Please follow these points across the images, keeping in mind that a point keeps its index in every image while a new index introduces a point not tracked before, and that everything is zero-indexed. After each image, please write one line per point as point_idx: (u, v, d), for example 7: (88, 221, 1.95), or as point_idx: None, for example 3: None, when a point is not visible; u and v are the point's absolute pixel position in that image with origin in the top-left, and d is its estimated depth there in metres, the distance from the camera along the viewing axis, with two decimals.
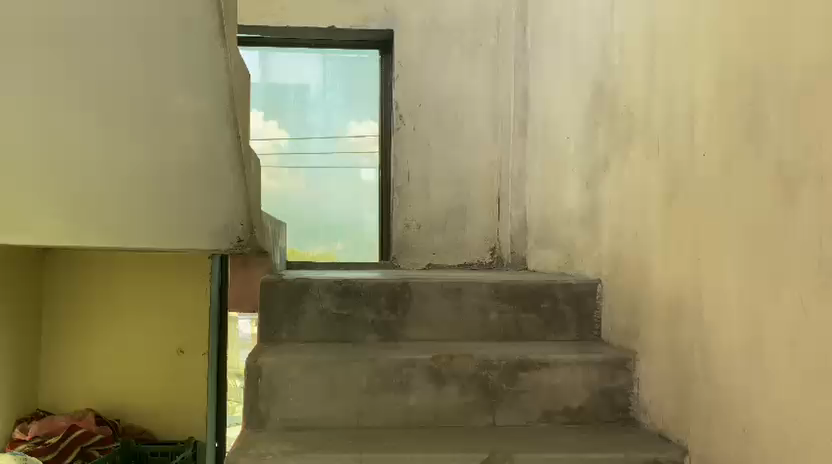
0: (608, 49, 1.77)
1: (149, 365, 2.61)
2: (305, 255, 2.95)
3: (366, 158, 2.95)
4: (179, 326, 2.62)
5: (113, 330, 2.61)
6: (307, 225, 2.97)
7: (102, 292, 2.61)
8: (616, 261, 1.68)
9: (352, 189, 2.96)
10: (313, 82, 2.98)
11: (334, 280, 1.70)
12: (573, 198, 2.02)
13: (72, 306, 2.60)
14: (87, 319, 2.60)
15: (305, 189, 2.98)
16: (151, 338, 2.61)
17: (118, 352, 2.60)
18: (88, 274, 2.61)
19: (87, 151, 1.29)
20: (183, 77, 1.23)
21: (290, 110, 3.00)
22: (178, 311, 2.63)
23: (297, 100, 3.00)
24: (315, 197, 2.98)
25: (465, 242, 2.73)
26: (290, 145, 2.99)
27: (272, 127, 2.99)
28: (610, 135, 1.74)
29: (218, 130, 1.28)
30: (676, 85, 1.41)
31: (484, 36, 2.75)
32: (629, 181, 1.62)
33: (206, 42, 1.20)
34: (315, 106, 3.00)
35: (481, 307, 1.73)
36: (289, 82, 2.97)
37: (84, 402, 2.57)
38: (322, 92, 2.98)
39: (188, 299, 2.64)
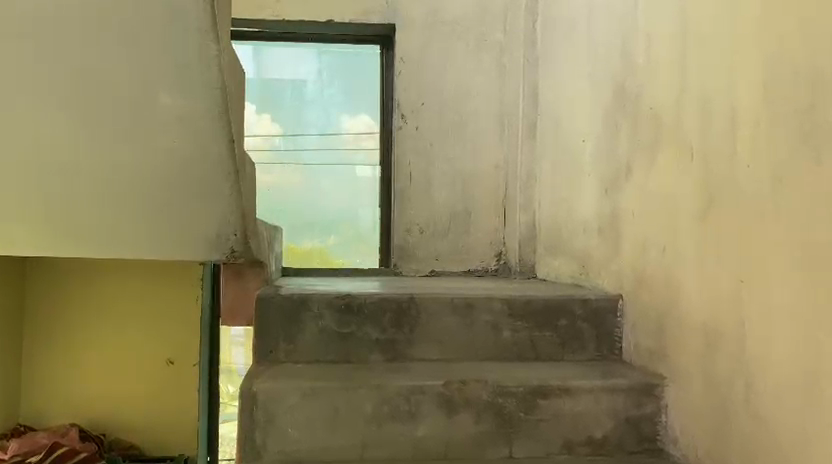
0: (630, 46, 1.64)
1: (137, 377, 2.47)
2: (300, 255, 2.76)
3: (362, 153, 2.79)
4: (168, 336, 2.49)
5: (97, 342, 2.47)
6: (302, 222, 2.77)
7: (86, 302, 2.48)
8: (640, 277, 1.56)
9: (348, 188, 2.77)
10: (309, 78, 2.79)
11: (336, 295, 1.58)
12: (589, 205, 1.90)
13: (55, 318, 2.47)
14: (70, 331, 2.46)
15: (298, 187, 2.78)
16: (138, 349, 2.48)
17: (105, 362, 2.46)
18: (71, 281, 2.48)
19: (75, 156, 1.31)
20: (174, 77, 1.23)
21: (283, 106, 2.81)
22: (167, 319, 2.50)
23: (293, 96, 2.80)
24: (309, 196, 2.78)
25: (470, 247, 2.60)
26: (283, 142, 2.79)
27: (265, 121, 2.79)
28: (633, 139, 1.62)
29: (210, 130, 1.29)
30: (714, 88, 1.28)
31: (490, 31, 2.62)
32: (655, 190, 1.50)
33: (197, 38, 1.20)
34: (314, 103, 2.80)
35: (494, 325, 1.60)
36: (284, 77, 2.79)
37: (67, 416, 2.44)
38: (320, 88, 2.79)
39: (177, 307, 2.50)
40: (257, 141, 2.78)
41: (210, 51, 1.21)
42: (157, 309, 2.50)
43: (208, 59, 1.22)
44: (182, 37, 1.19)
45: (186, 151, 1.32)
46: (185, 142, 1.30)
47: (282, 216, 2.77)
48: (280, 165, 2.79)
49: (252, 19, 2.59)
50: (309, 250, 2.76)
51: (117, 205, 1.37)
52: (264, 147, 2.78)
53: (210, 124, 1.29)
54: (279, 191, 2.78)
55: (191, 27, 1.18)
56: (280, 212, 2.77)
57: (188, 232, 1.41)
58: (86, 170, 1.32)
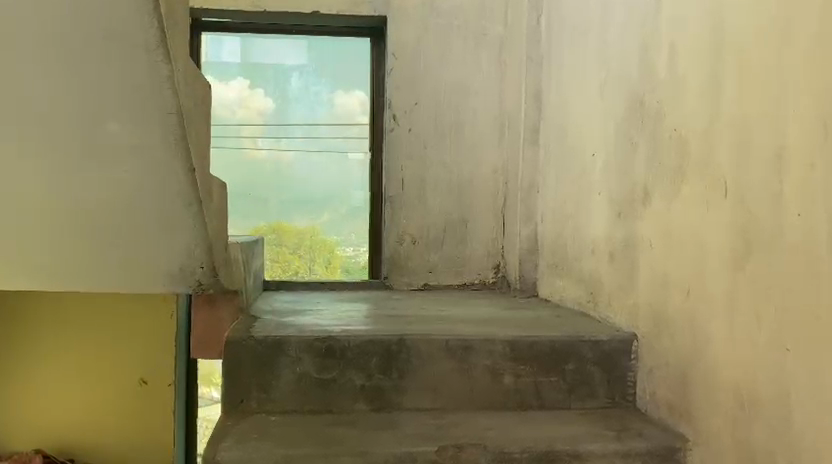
0: (650, 55, 1.46)
1: (109, 399, 2.39)
2: (292, 231, 2.63)
3: (341, 139, 2.58)
4: (141, 355, 2.40)
5: (66, 365, 2.38)
6: (287, 201, 2.61)
7: (53, 325, 2.38)
8: (659, 319, 1.38)
9: (328, 175, 2.59)
10: (294, 64, 2.58)
11: (316, 337, 1.41)
12: (598, 226, 1.73)
13: (20, 342, 2.37)
14: (37, 355, 2.37)
15: (282, 164, 2.60)
16: (109, 371, 2.39)
17: (70, 384, 2.38)
18: (35, 305, 2.37)
19: (24, 190, 1.21)
20: (123, 104, 1.07)
21: (272, 95, 2.59)
22: (137, 337, 2.40)
23: (277, 80, 2.58)
24: (292, 175, 2.60)
25: (466, 258, 2.43)
26: (262, 132, 2.60)
27: (253, 96, 2.59)
28: (651, 161, 1.44)
29: (167, 162, 1.16)
30: (753, 118, 1.10)
31: (490, 25, 2.43)
32: (678, 224, 1.32)
33: (146, 60, 1.01)
34: (298, 98, 2.59)
35: (494, 370, 1.43)
36: (268, 62, 2.58)
37: (37, 443, 2.36)
38: (304, 77, 2.58)
39: (149, 323, 2.40)
40: (245, 124, 2.60)
41: (161, 71, 1.02)
42: (129, 329, 2.40)
43: (159, 79, 1.03)
44: (127, 54, 1.00)
45: (139, 191, 1.21)
46: (140, 184, 1.20)
47: (260, 204, 2.62)
48: (266, 140, 2.60)
49: (232, 9, 2.37)
50: (302, 229, 2.61)
51: (72, 240, 1.31)
52: (239, 128, 2.60)
53: (169, 155, 1.15)
54: (256, 174, 2.61)
55: (136, 45, 1.00)
56: (259, 197, 2.62)
57: (151, 256, 1.36)
58: (41, 201, 1.23)
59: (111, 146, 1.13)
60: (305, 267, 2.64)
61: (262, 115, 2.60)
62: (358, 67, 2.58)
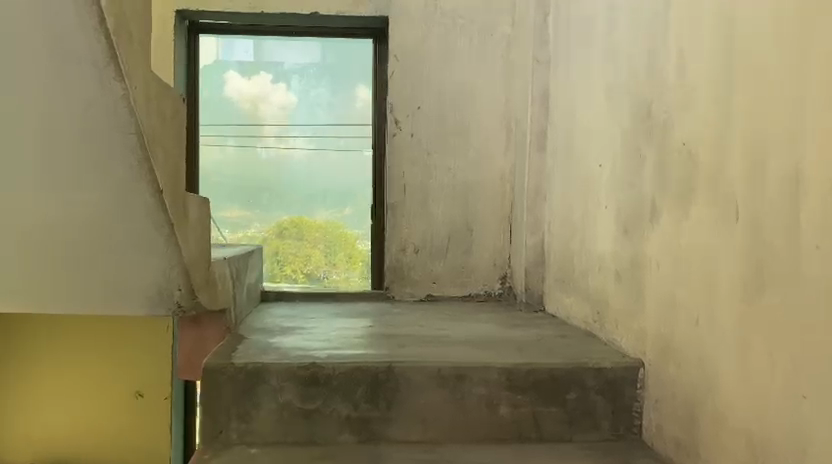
0: (658, 59, 1.35)
1: (109, 409, 2.59)
2: (311, 224, 2.61)
3: (341, 141, 2.53)
4: (133, 368, 2.58)
5: (67, 381, 2.58)
6: (303, 196, 2.61)
7: (52, 346, 2.58)
8: (666, 348, 1.28)
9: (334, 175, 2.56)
10: (307, 62, 2.54)
11: (300, 365, 1.32)
12: (605, 240, 1.62)
13: (23, 363, 2.57)
14: (38, 374, 2.57)
15: (297, 160, 2.59)
16: (106, 383, 2.58)
17: (72, 398, 2.58)
18: (32, 330, 2.58)
19: None
20: (76, 122, 1.01)
21: (290, 90, 2.58)
22: (138, 350, 2.58)
23: (289, 76, 2.56)
24: (306, 171, 2.60)
25: (470, 268, 2.34)
26: (278, 129, 2.59)
27: (277, 90, 2.59)
28: (659, 175, 1.34)
29: (129, 183, 1.09)
30: (767, 134, 0.99)
31: (496, 24, 2.33)
32: (687, 247, 1.22)
33: (96, 76, 0.95)
34: (310, 93, 2.57)
35: (489, 400, 1.34)
36: (282, 61, 2.55)
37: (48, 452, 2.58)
38: (315, 72, 2.54)
39: (137, 339, 2.58)
40: (262, 118, 2.60)
41: (116, 90, 0.97)
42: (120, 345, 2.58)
43: (114, 99, 0.98)
44: (76, 70, 0.95)
45: (108, 209, 1.14)
46: (108, 203, 1.12)
47: (274, 199, 2.61)
48: (274, 138, 2.60)
49: (228, 10, 2.30)
50: (323, 223, 2.59)
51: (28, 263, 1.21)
52: (255, 121, 2.60)
53: (134, 176, 1.08)
54: (269, 170, 2.62)
55: (84, 59, 0.94)
56: (272, 194, 2.62)
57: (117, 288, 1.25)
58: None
59: (68, 165, 1.07)
60: (323, 257, 2.60)
61: (281, 110, 2.60)
62: (361, 68, 2.50)
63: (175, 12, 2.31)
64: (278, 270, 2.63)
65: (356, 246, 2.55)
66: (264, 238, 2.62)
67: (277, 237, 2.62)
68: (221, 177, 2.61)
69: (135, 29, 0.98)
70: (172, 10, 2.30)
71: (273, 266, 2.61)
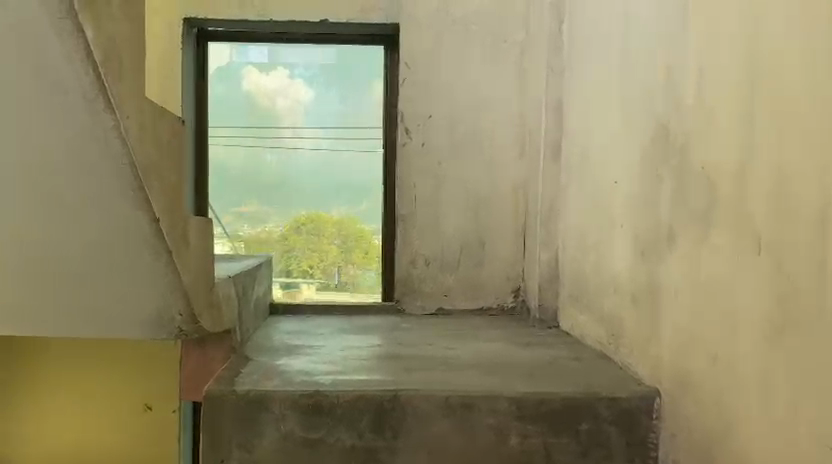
0: (676, 76, 1.29)
1: (117, 427, 2.53)
2: (328, 220, 2.58)
3: (353, 149, 2.51)
4: (139, 383, 2.53)
5: (73, 400, 2.52)
6: (320, 192, 2.59)
7: (55, 366, 2.52)
8: (684, 380, 1.23)
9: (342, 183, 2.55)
10: (322, 60, 2.50)
11: (303, 393, 1.28)
12: (621, 261, 1.57)
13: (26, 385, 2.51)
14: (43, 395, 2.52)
15: (310, 157, 2.57)
16: (112, 400, 2.53)
17: (79, 417, 2.53)
18: (34, 350, 2.51)
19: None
20: (67, 150, 1.00)
21: (306, 87, 2.55)
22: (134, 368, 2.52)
23: (307, 72, 2.53)
24: (323, 167, 2.57)
25: (483, 281, 2.29)
26: (293, 124, 2.58)
27: (295, 86, 2.55)
28: (677, 199, 1.28)
29: (125, 211, 1.07)
30: (793, 164, 0.93)
31: (510, 31, 2.27)
32: (706, 276, 1.16)
33: (86, 109, 0.95)
34: (327, 91, 2.54)
35: (498, 429, 1.29)
36: (299, 58, 2.51)
37: None
38: (331, 70, 2.51)
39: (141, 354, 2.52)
40: (279, 113, 2.59)
41: (106, 120, 0.97)
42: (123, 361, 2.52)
43: (105, 129, 0.97)
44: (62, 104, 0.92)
45: (100, 237, 1.11)
46: (102, 229, 1.10)
47: (289, 193, 2.60)
48: (292, 132, 2.59)
49: (236, 18, 2.27)
50: (340, 219, 2.56)
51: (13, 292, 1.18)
52: (272, 116, 2.60)
53: (129, 205, 1.06)
54: (286, 165, 2.59)
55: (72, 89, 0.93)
56: (289, 188, 2.60)
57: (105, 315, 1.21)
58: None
59: (63, 194, 1.05)
60: (341, 254, 2.57)
61: (297, 106, 2.58)
62: (371, 72, 2.46)
63: (182, 20, 2.28)
64: (297, 267, 2.60)
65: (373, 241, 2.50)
66: (282, 234, 2.61)
67: (295, 232, 2.60)
68: (238, 172, 2.60)
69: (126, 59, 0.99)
70: (180, 18, 2.27)
71: (290, 263, 2.60)
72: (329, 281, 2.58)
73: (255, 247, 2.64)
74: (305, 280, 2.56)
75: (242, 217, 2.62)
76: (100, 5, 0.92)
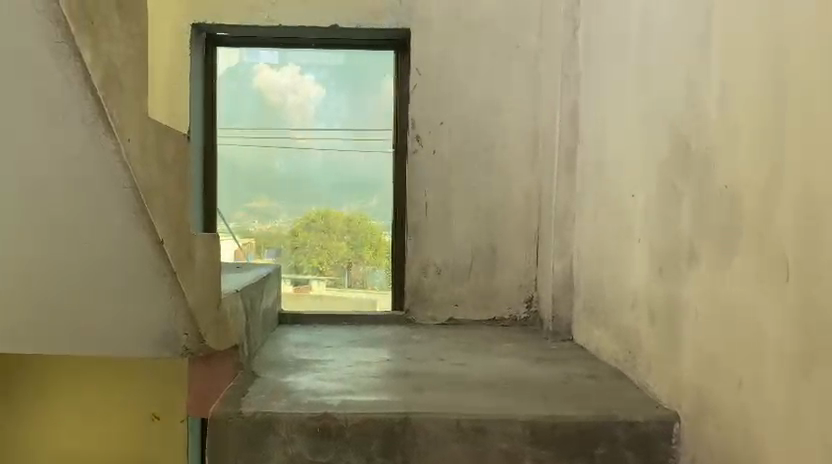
0: (697, 89, 1.25)
1: (126, 442, 2.37)
2: (338, 217, 2.54)
3: (363, 154, 2.48)
4: (144, 395, 2.37)
5: (77, 419, 2.37)
6: (330, 188, 2.55)
7: (55, 385, 2.37)
8: (705, 405, 1.18)
9: (353, 187, 2.51)
10: (331, 59, 2.47)
11: (311, 415, 1.25)
12: (639, 276, 1.52)
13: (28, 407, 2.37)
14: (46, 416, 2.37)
15: (322, 157, 2.55)
16: (118, 416, 2.37)
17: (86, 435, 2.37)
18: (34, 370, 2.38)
19: None
20: (70, 174, 0.97)
21: (316, 85, 2.52)
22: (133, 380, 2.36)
23: (317, 70, 2.49)
24: (334, 164, 2.54)
25: (495, 290, 2.25)
26: (303, 122, 2.56)
27: (306, 82, 2.51)
28: (698, 217, 1.24)
29: (128, 233, 1.04)
30: (821, 187, 0.89)
31: (523, 36, 2.23)
32: (729, 298, 1.12)
33: (86, 135, 0.93)
34: (336, 90, 2.51)
35: (511, 454, 1.26)
36: (310, 56, 2.46)
37: None
38: (340, 69, 2.48)
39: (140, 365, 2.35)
40: (289, 110, 2.57)
41: (108, 146, 0.94)
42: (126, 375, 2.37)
43: (107, 154, 0.95)
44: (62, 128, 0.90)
45: (102, 259, 1.08)
46: (104, 252, 1.07)
47: (298, 190, 2.58)
48: (303, 130, 2.57)
49: (244, 23, 2.24)
50: (350, 215, 2.52)
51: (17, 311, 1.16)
52: (282, 114, 2.58)
53: (131, 226, 1.03)
54: (295, 162, 2.57)
55: (73, 116, 0.91)
56: (298, 185, 2.58)
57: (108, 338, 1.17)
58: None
59: (65, 214, 1.02)
60: (351, 250, 2.55)
61: (307, 103, 2.55)
62: (381, 74, 2.42)
63: (190, 26, 2.25)
64: (307, 263, 2.60)
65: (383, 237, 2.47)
66: (291, 230, 2.58)
67: (305, 229, 2.58)
68: (246, 169, 2.55)
69: (129, 81, 0.95)
70: (188, 23, 2.24)
71: (300, 258, 2.59)
72: (340, 279, 2.58)
73: (264, 242, 2.62)
74: (315, 276, 2.56)
75: (251, 213, 2.57)
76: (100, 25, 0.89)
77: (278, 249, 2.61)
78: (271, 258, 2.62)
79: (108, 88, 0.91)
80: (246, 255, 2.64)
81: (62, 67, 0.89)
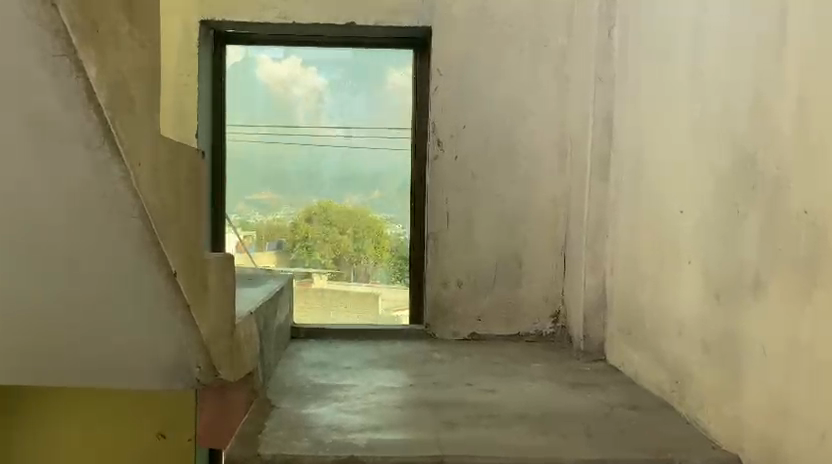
0: (767, 101, 1.12)
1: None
2: (341, 211, 2.41)
3: (370, 150, 2.37)
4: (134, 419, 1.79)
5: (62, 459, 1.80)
6: (333, 182, 2.41)
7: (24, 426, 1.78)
8: (777, 454, 1.07)
9: (361, 183, 2.39)
10: (340, 54, 2.33)
11: (337, 459, 1.13)
12: (689, 300, 1.40)
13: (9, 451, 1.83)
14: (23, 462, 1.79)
15: (327, 153, 2.40)
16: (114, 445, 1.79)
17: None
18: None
19: None
20: (70, 202, 0.85)
21: (328, 87, 2.37)
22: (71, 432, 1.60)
23: (324, 62, 2.34)
24: (341, 159, 2.40)
25: (520, 304, 2.13)
26: (307, 115, 2.39)
27: (310, 74, 2.36)
28: (767, 243, 1.12)
29: (137, 265, 0.92)
30: None
31: (551, 34, 2.11)
32: (812, 338, 1.00)
33: (90, 162, 0.81)
34: (345, 85, 2.36)
35: None
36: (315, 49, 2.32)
37: None
38: (349, 65, 2.34)
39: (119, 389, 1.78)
40: (293, 104, 2.39)
41: (114, 173, 0.82)
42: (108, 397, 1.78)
43: (113, 182, 0.83)
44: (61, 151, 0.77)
45: (109, 292, 0.96)
46: (112, 284, 0.95)
47: (303, 184, 2.42)
48: (308, 124, 2.40)
49: (255, 21, 2.12)
50: (351, 208, 2.41)
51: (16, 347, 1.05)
52: (286, 109, 2.40)
53: (141, 258, 0.91)
54: (299, 157, 2.41)
55: (73, 140, 0.79)
56: (303, 179, 2.42)
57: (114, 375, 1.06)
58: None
59: (65, 245, 0.90)
60: (352, 245, 2.43)
61: (312, 96, 2.38)
62: (393, 73, 2.31)
63: (198, 24, 2.12)
64: (308, 255, 2.45)
65: (384, 232, 2.36)
66: (294, 222, 2.43)
67: (309, 223, 2.42)
68: (248, 163, 2.39)
69: (136, 98, 0.83)
70: (196, 20, 2.12)
71: (302, 251, 2.45)
72: (342, 271, 2.43)
73: (265, 236, 2.45)
74: (316, 269, 2.43)
75: (252, 204, 2.41)
76: (106, 33, 0.77)
77: (280, 241, 2.45)
78: (273, 250, 2.48)
79: (114, 109, 0.78)
80: (247, 248, 2.46)
81: (62, 83, 0.75)
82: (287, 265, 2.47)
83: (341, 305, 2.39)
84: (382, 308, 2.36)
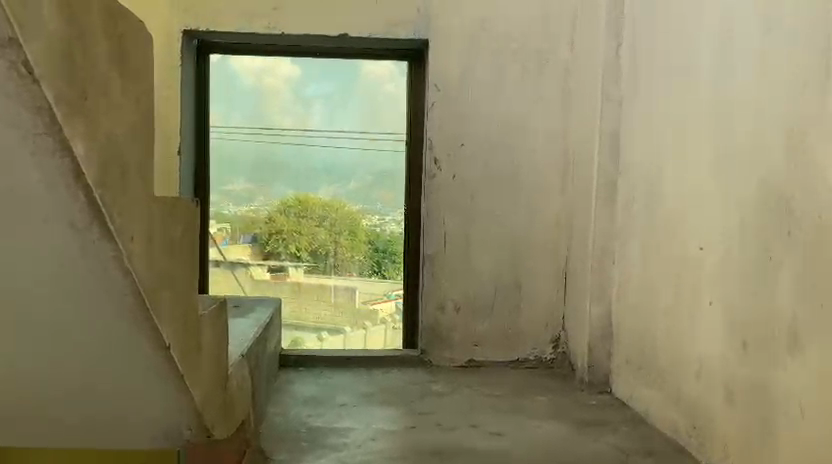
0: (807, 143, 1.05)
1: None
2: (323, 209, 2.29)
3: (356, 153, 2.25)
4: None
5: None
6: (314, 179, 2.27)
7: None
8: None
9: (340, 172, 2.27)
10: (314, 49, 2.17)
11: None
12: (710, 342, 1.33)
13: None
14: None
15: (306, 149, 2.26)
16: None
17: None
18: None
19: None
20: (54, 277, 0.75)
21: (319, 93, 2.24)
22: None
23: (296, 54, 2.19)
24: (322, 157, 2.26)
25: (518, 328, 2.05)
26: (283, 106, 2.24)
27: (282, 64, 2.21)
28: (805, 294, 1.05)
29: (130, 338, 0.82)
30: None
31: (555, 48, 2.02)
32: None
33: (77, 237, 0.71)
34: (324, 80, 2.22)
35: None
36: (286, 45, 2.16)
37: None
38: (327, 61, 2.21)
39: None
40: (267, 95, 2.24)
41: (105, 250, 0.72)
42: None
43: (103, 257, 0.72)
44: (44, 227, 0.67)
45: (98, 361, 0.87)
46: (100, 353, 0.86)
47: (280, 175, 2.28)
48: (284, 113, 2.25)
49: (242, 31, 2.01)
50: (328, 200, 2.28)
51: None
52: (259, 99, 2.24)
53: (133, 331, 0.81)
54: (277, 150, 2.26)
55: (57, 213, 0.68)
56: (282, 170, 2.27)
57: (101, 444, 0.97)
58: None
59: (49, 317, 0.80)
60: (332, 238, 2.30)
61: (285, 85, 2.23)
62: (379, 72, 2.20)
63: (181, 34, 2.00)
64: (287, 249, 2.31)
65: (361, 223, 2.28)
66: (271, 215, 2.29)
67: (287, 215, 2.29)
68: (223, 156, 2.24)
69: (129, 159, 0.73)
70: (179, 30, 2.00)
71: (279, 246, 2.31)
72: (320, 264, 2.32)
73: (241, 229, 2.29)
74: (292, 262, 2.31)
75: (228, 196, 2.25)
76: (98, 92, 0.67)
77: (256, 234, 2.30)
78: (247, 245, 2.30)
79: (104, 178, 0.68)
80: (220, 242, 2.27)
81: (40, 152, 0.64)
82: (263, 260, 2.32)
83: (318, 300, 2.31)
84: (359, 302, 2.31)
